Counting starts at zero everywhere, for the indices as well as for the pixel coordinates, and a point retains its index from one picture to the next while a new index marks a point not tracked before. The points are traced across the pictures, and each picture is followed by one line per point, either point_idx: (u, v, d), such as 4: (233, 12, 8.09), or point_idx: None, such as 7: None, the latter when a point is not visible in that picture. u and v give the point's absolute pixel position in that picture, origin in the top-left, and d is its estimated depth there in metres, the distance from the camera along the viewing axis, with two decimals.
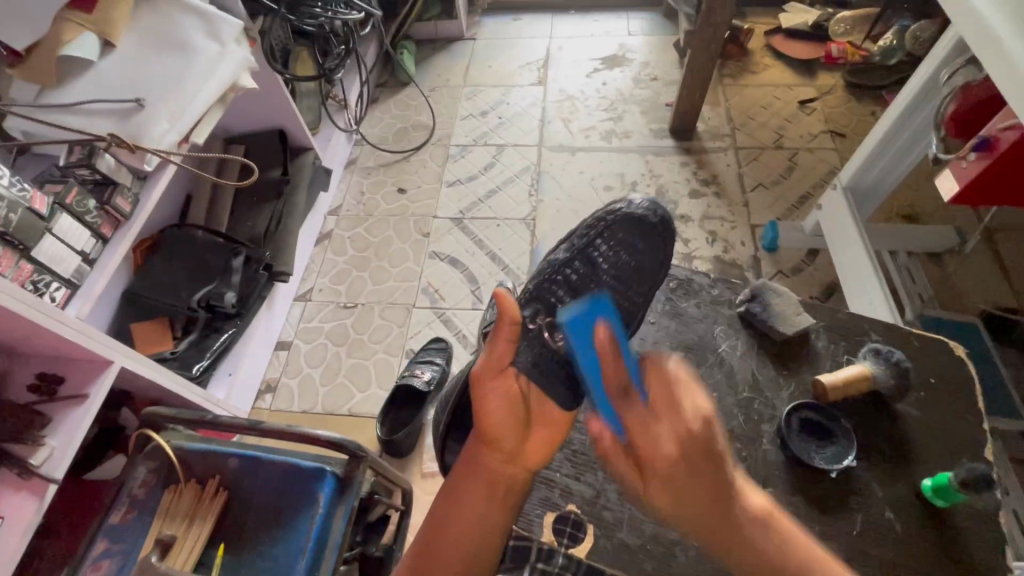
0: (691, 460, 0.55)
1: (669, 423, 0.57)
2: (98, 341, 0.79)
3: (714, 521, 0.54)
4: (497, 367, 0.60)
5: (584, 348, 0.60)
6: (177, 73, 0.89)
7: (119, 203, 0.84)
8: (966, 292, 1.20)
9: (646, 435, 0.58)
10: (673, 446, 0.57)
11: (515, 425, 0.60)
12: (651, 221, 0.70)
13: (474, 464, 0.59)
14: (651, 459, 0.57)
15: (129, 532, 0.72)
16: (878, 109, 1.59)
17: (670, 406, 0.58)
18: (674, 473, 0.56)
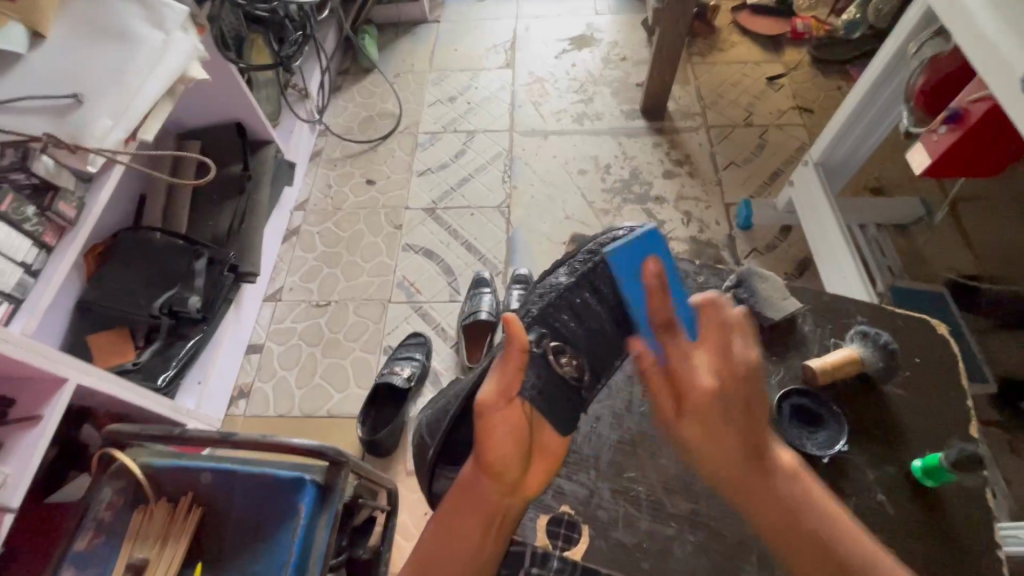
0: (732, 389, 0.54)
1: (714, 355, 0.55)
2: (50, 357, 0.74)
3: (750, 469, 0.54)
4: (504, 397, 0.55)
5: (634, 282, 0.61)
6: (118, 66, 0.83)
7: (62, 208, 0.78)
8: (933, 262, 1.23)
9: (688, 368, 0.55)
10: (712, 377, 0.54)
11: (518, 461, 0.56)
12: None
13: (472, 493, 0.57)
14: (691, 388, 0.55)
15: (98, 557, 0.68)
16: (844, 84, 1.61)
17: (719, 345, 0.56)
18: (736, 472, 0.54)
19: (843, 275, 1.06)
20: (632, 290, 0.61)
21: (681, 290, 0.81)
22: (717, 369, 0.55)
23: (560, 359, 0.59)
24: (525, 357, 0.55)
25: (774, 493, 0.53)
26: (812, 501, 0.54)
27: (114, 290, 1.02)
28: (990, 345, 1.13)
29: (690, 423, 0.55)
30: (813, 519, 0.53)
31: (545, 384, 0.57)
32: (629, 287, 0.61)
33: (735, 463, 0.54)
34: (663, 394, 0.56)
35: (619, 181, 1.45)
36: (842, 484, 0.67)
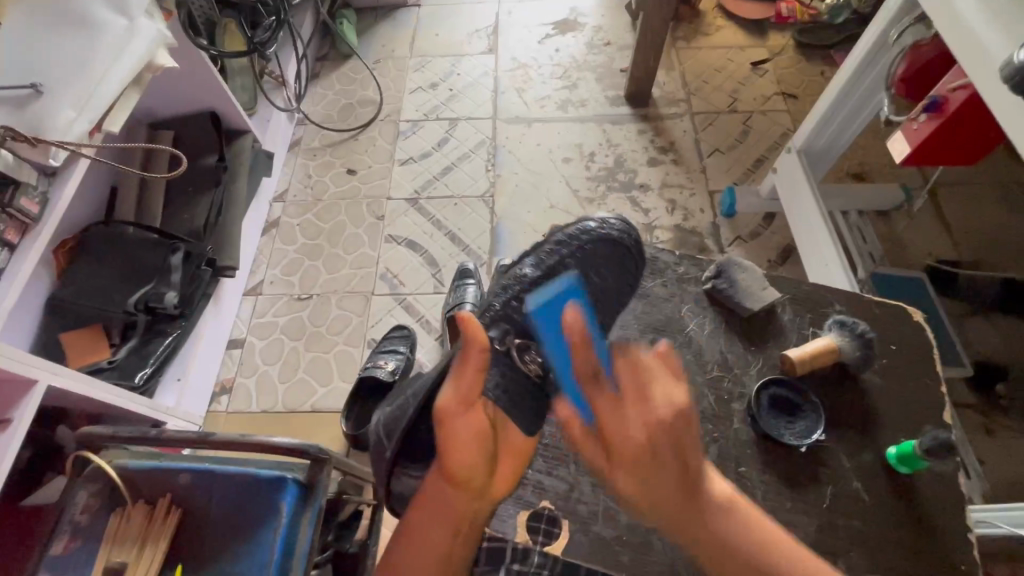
0: (653, 449, 0.55)
1: (641, 412, 0.56)
2: (18, 359, 0.72)
3: (681, 507, 0.54)
4: (464, 400, 0.56)
5: (558, 339, 0.64)
6: (79, 55, 0.80)
7: (24, 204, 0.75)
8: (913, 247, 1.24)
9: (614, 424, 0.56)
10: (639, 431, 0.55)
11: (483, 464, 0.57)
12: (623, 243, 0.73)
13: (439, 500, 0.56)
14: (618, 443, 0.56)
15: (74, 562, 0.66)
16: (827, 69, 1.60)
17: (638, 392, 0.57)
18: (637, 460, 0.55)
19: (825, 263, 1.07)
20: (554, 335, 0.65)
21: (662, 281, 0.80)
22: (647, 429, 0.55)
23: (526, 356, 0.63)
24: (486, 356, 0.56)
25: (710, 537, 0.54)
26: (739, 524, 0.55)
27: (86, 286, 0.99)
28: (967, 330, 1.15)
29: (621, 473, 0.56)
30: (744, 550, 0.53)
31: (508, 385, 0.61)
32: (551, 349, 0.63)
33: (667, 506, 0.55)
34: (592, 451, 0.59)
35: (603, 169, 1.44)
36: (821, 474, 0.68)
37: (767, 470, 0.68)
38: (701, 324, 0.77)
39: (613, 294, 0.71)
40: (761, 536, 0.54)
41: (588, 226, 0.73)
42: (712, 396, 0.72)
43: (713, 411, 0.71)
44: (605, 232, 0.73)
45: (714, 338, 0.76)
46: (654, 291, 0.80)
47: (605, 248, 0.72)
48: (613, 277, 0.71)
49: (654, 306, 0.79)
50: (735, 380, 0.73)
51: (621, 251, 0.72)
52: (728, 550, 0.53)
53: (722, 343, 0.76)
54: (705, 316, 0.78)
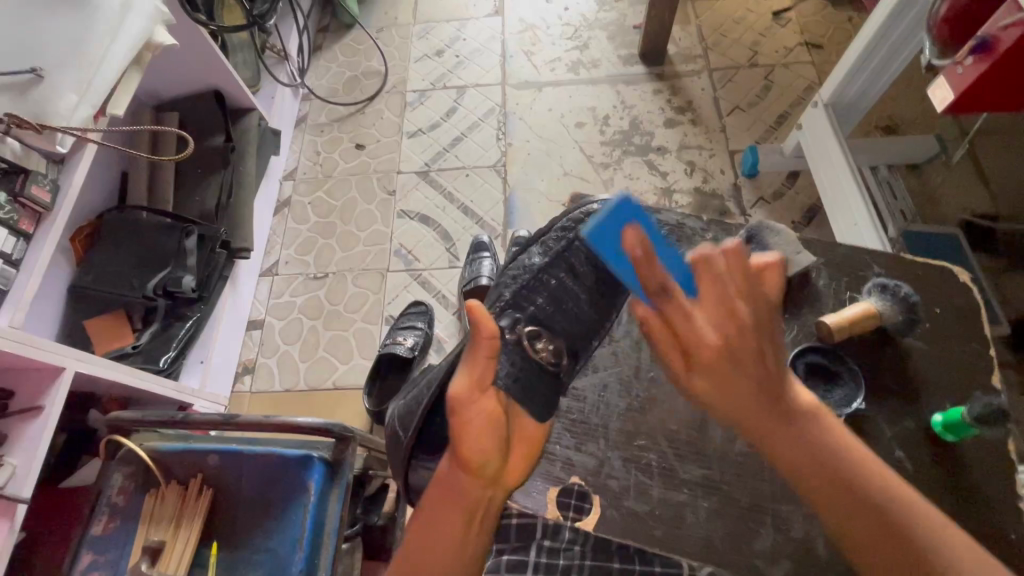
0: (740, 357, 0.47)
1: (720, 313, 0.47)
2: (43, 348, 0.73)
3: (767, 420, 0.48)
4: (477, 385, 0.53)
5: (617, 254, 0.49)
6: (76, 35, 0.77)
7: (35, 192, 0.75)
8: (945, 203, 1.19)
9: (692, 320, 0.47)
10: (718, 334, 0.47)
11: (496, 449, 0.53)
12: None
13: (454, 490, 0.54)
14: (695, 348, 0.47)
15: (115, 541, 0.69)
16: (855, 15, 1.51)
17: (720, 303, 0.47)
18: (720, 364, 0.47)
19: (855, 223, 1.02)
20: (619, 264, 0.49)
21: (688, 249, 0.78)
22: (724, 335, 0.47)
23: (536, 342, 0.59)
24: (496, 344, 0.52)
25: (803, 444, 0.48)
26: (831, 438, 0.49)
27: (105, 273, 0.99)
28: (1005, 286, 1.11)
29: (704, 381, 0.48)
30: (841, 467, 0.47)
31: (523, 367, 0.57)
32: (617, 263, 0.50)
33: (756, 418, 0.48)
34: (670, 354, 0.49)
35: (619, 132, 1.39)
36: (860, 444, 0.66)
37: None
38: None
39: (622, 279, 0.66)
40: (872, 466, 0.48)
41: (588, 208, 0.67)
42: None
43: None
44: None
45: None
46: None
47: None
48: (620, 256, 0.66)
49: None
50: None
51: None
52: (821, 459, 0.48)
53: None
54: None
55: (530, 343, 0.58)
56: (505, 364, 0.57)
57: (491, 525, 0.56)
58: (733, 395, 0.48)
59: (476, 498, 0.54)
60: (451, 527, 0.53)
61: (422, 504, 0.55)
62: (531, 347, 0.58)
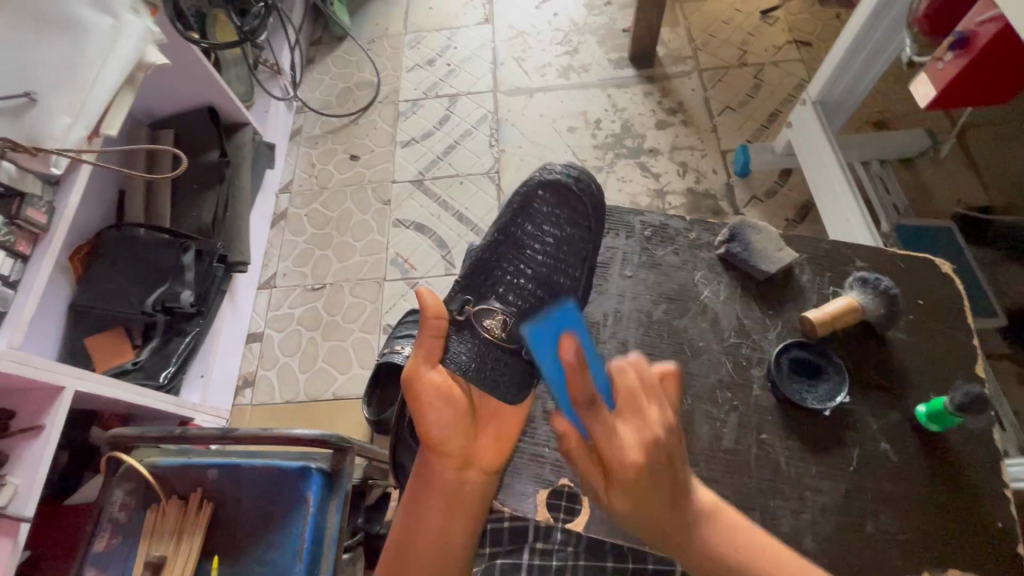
0: (647, 478, 0.52)
1: (631, 453, 0.52)
2: (42, 367, 0.73)
3: (671, 525, 0.54)
4: (430, 360, 0.58)
5: (548, 354, 0.58)
6: (68, 58, 0.78)
7: (31, 214, 0.76)
8: (941, 195, 1.19)
9: (610, 442, 0.53)
10: (638, 453, 0.52)
11: (461, 428, 0.58)
12: (573, 187, 0.69)
13: (425, 475, 0.58)
14: (615, 465, 0.52)
15: (116, 557, 0.69)
16: (842, 11, 1.51)
17: (637, 416, 0.53)
18: (639, 480, 0.52)
19: (847, 219, 1.02)
20: (550, 363, 0.58)
21: (673, 250, 0.78)
22: (641, 444, 0.52)
23: (484, 321, 0.64)
24: (443, 321, 0.57)
25: (702, 548, 0.54)
26: (733, 535, 0.55)
27: (104, 290, 1.00)
28: (1002, 278, 1.11)
29: (619, 498, 0.53)
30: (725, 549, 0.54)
31: (474, 353, 0.62)
32: (547, 367, 0.58)
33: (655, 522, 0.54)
34: (591, 473, 0.55)
35: (610, 135, 1.40)
36: (847, 439, 0.66)
37: (791, 438, 0.66)
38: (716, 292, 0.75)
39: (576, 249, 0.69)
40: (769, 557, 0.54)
41: (540, 193, 0.68)
42: (730, 365, 0.71)
43: (732, 379, 0.70)
44: (550, 180, 0.69)
45: (731, 306, 0.74)
46: (665, 260, 0.77)
47: (559, 195, 0.69)
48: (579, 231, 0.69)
49: (665, 275, 0.76)
50: (754, 348, 0.72)
51: (572, 198, 0.69)
52: (728, 561, 0.53)
53: (739, 311, 0.74)
54: (720, 282, 0.76)
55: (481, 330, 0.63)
56: (457, 343, 0.62)
57: (472, 514, 0.59)
58: (644, 505, 0.53)
59: (452, 481, 0.58)
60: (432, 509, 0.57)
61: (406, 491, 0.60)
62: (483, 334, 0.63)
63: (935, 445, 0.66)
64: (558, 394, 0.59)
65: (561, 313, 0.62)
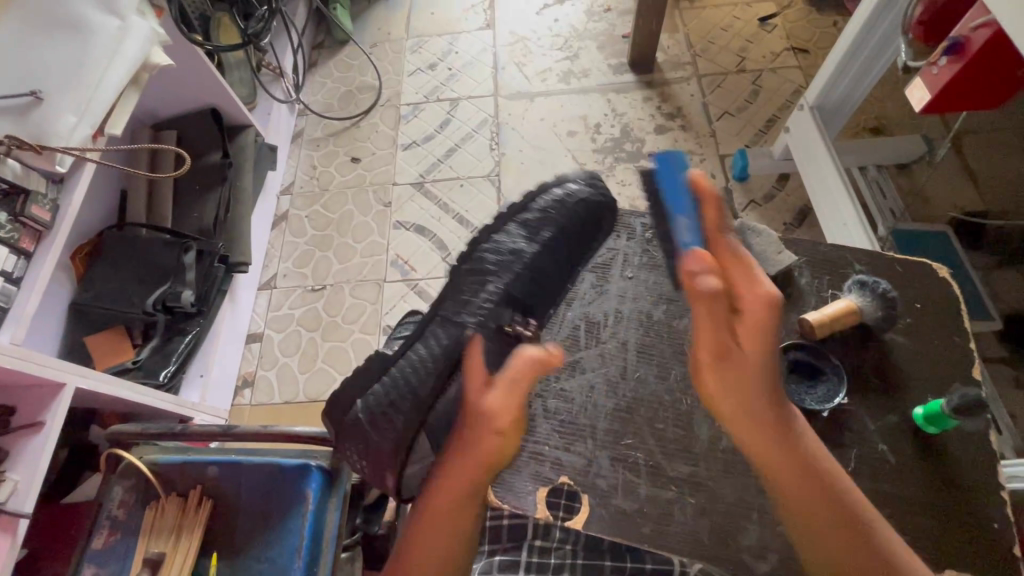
0: (751, 373, 0.59)
1: (758, 337, 0.58)
2: (43, 365, 0.74)
3: (782, 454, 0.58)
4: (483, 378, 0.64)
5: (678, 193, 0.64)
6: (76, 57, 0.79)
7: (35, 212, 0.76)
8: (937, 201, 1.20)
9: (743, 262, 0.60)
10: (772, 337, 0.59)
11: (500, 438, 0.64)
12: (598, 202, 0.74)
13: (455, 480, 0.63)
14: (748, 350, 0.59)
15: (114, 554, 0.69)
16: (840, 19, 1.53)
17: (759, 321, 0.58)
18: (756, 359, 0.59)
19: (844, 223, 1.03)
20: (676, 199, 0.64)
21: None
22: (768, 343, 0.59)
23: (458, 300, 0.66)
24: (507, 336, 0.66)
25: (817, 493, 0.57)
26: (842, 490, 0.57)
27: (106, 289, 1.01)
28: (997, 284, 1.11)
29: (726, 394, 0.60)
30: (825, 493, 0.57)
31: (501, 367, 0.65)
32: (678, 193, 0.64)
33: (749, 432, 0.60)
34: (756, 325, 0.58)
35: (610, 139, 1.41)
36: (845, 438, 0.67)
37: None
38: None
39: (583, 257, 0.74)
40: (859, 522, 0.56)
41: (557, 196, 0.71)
42: None
43: None
44: (581, 193, 0.72)
45: None
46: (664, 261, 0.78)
47: (584, 208, 0.72)
48: (578, 242, 0.73)
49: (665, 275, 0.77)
50: None
51: (594, 211, 0.74)
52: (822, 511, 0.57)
53: None
54: None
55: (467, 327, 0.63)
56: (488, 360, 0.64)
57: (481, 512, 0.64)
58: (748, 424, 0.59)
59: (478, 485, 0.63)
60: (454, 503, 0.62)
61: (420, 502, 0.63)
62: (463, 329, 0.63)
63: (932, 446, 0.66)
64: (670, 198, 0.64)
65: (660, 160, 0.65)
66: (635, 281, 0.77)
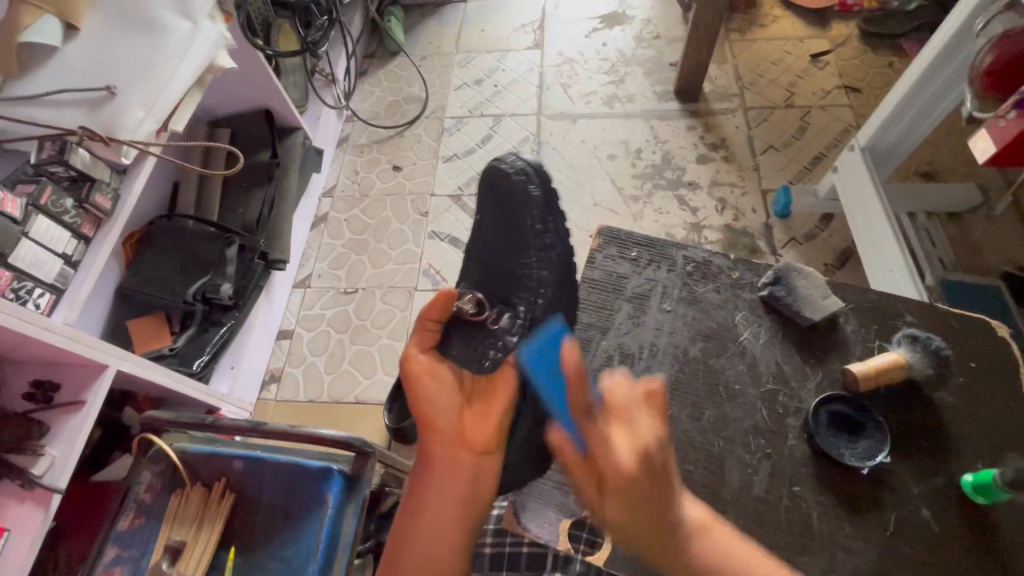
0: (636, 493, 0.49)
1: (626, 431, 0.50)
2: (91, 346, 0.77)
3: (659, 546, 0.51)
4: (421, 347, 0.61)
5: (551, 371, 0.57)
6: (148, 56, 0.83)
7: (98, 200, 0.80)
8: (989, 254, 1.15)
9: (607, 446, 0.50)
10: (630, 459, 0.49)
11: (453, 404, 0.58)
12: (518, 179, 0.63)
13: (437, 467, 0.55)
14: (611, 475, 0.50)
15: (139, 537, 0.71)
16: (896, 60, 1.51)
17: (626, 423, 0.51)
18: (635, 486, 0.49)
19: (890, 271, 1.00)
20: (548, 381, 0.57)
21: (713, 288, 0.78)
22: (640, 448, 0.49)
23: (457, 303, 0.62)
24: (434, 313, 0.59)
25: None
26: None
27: (151, 277, 1.04)
28: None
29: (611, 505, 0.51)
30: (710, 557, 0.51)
31: (463, 340, 0.62)
32: (548, 384, 0.57)
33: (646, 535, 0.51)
34: (588, 489, 0.54)
35: (650, 166, 1.40)
36: (885, 498, 0.64)
37: (825, 492, 0.65)
38: (756, 333, 0.74)
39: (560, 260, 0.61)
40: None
41: (521, 185, 0.62)
42: (767, 411, 0.69)
43: (768, 426, 0.68)
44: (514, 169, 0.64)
45: (769, 348, 0.73)
46: (705, 297, 0.77)
47: (503, 187, 0.63)
48: (510, 224, 0.63)
49: (706, 312, 0.76)
50: (791, 395, 0.70)
51: (513, 191, 0.63)
52: None
53: (778, 353, 0.73)
54: (760, 325, 0.75)
55: (490, 323, 0.61)
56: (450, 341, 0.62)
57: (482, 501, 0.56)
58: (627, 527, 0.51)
59: (456, 464, 0.55)
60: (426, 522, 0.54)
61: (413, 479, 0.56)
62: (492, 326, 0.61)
63: (986, 519, 0.63)
64: (553, 403, 0.57)
65: (554, 327, 0.58)
66: (672, 314, 0.76)
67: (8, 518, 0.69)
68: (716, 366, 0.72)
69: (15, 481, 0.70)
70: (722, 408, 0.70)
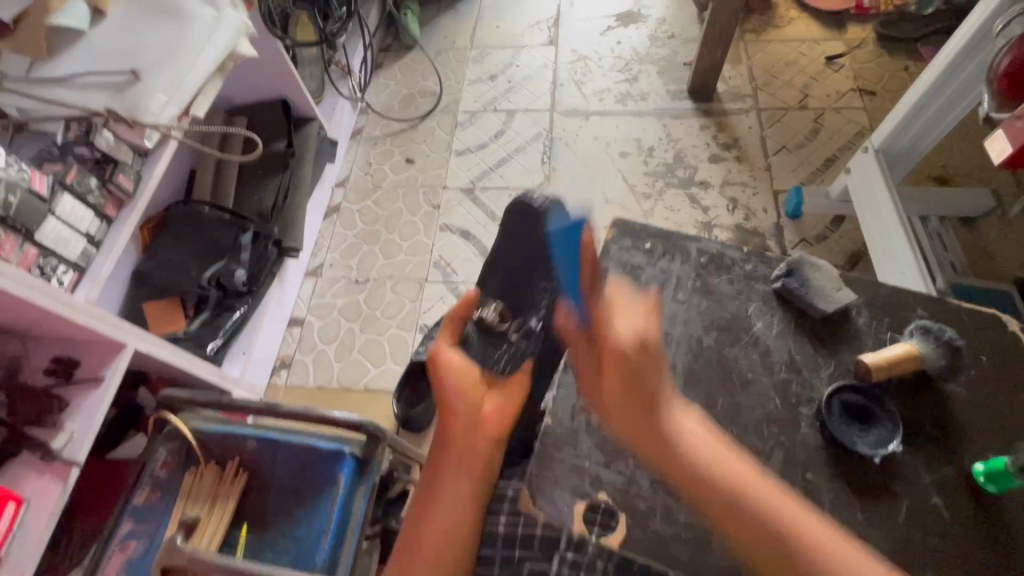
0: (630, 364, 0.56)
1: (624, 380, 0.56)
2: (110, 324, 0.78)
3: (650, 434, 0.53)
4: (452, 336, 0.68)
5: (573, 258, 0.63)
6: (173, 42, 0.84)
7: (122, 180, 0.82)
8: (1004, 258, 1.15)
9: (606, 325, 0.59)
10: (627, 338, 0.58)
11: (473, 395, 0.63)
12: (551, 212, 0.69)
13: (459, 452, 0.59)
14: (609, 361, 0.57)
15: (155, 512, 0.72)
16: (911, 64, 1.50)
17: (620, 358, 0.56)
18: (623, 400, 0.55)
19: (902, 271, 1.01)
20: (567, 262, 0.63)
21: (725, 279, 0.78)
22: (635, 332, 0.58)
23: (483, 312, 0.71)
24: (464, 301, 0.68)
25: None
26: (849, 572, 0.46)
27: (168, 260, 1.06)
28: None
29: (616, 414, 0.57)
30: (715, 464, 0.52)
31: (478, 337, 0.70)
32: (563, 254, 0.64)
33: (632, 411, 0.55)
34: (588, 375, 0.60)
35: (663, 164, 1.41)
36: (896, 488, 0.64)
37: (838, 480, 0.65)
38: (768, 324, 0.75)
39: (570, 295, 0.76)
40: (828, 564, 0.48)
41: (544, 215, 0.68)
42: (779, 400, 0.70)
43: (781, 416, 0.69)
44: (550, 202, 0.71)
45: (782, 340, 0.73)
46: (718, 288, 0.77)
47: (529, 213, 0.70)
48: (524, 245, 0.72)
49: (720, 303, 0.76)
50: (803, 384, 0.71)
51: (537, 214, 0.70)
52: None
53: (792, 345, 0.73)
54: (773, 315, 0.75)
55: (509, 333, 0.70)
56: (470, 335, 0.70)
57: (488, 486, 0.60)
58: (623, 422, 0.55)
59: (472, 452, 0.59)
60: (442, 497, 0.58)
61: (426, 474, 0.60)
62: (510, 336, 0.69)
63: (998, 512, 0.63)
64: (567, 282, 0.63)
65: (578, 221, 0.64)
66: (686, 305, 0.76)
67: (27, 490, 0.71)
68: (730, 357, 0.73)
69: (36, 453, 0.72)
70: (736, 397, 0.70)
